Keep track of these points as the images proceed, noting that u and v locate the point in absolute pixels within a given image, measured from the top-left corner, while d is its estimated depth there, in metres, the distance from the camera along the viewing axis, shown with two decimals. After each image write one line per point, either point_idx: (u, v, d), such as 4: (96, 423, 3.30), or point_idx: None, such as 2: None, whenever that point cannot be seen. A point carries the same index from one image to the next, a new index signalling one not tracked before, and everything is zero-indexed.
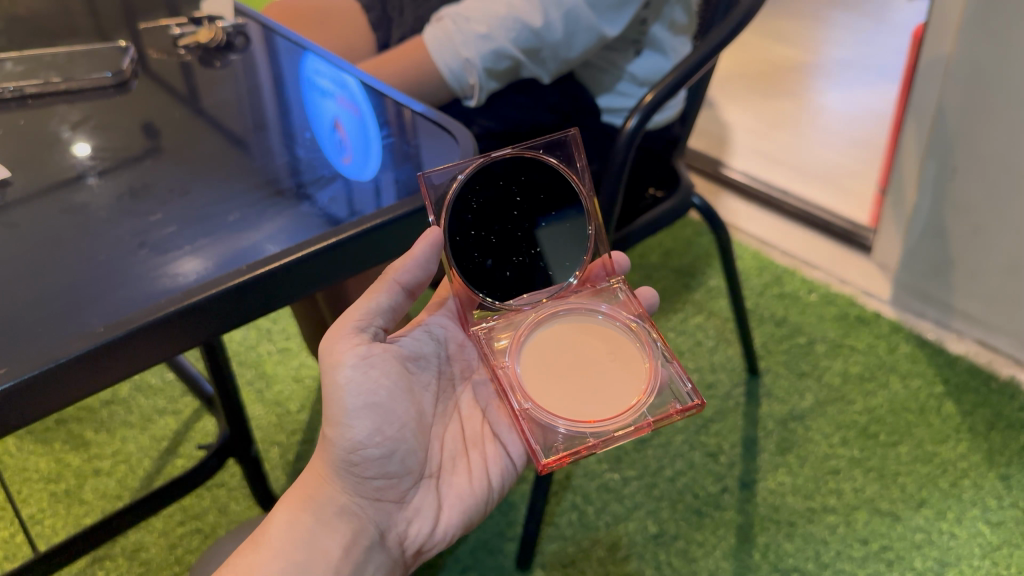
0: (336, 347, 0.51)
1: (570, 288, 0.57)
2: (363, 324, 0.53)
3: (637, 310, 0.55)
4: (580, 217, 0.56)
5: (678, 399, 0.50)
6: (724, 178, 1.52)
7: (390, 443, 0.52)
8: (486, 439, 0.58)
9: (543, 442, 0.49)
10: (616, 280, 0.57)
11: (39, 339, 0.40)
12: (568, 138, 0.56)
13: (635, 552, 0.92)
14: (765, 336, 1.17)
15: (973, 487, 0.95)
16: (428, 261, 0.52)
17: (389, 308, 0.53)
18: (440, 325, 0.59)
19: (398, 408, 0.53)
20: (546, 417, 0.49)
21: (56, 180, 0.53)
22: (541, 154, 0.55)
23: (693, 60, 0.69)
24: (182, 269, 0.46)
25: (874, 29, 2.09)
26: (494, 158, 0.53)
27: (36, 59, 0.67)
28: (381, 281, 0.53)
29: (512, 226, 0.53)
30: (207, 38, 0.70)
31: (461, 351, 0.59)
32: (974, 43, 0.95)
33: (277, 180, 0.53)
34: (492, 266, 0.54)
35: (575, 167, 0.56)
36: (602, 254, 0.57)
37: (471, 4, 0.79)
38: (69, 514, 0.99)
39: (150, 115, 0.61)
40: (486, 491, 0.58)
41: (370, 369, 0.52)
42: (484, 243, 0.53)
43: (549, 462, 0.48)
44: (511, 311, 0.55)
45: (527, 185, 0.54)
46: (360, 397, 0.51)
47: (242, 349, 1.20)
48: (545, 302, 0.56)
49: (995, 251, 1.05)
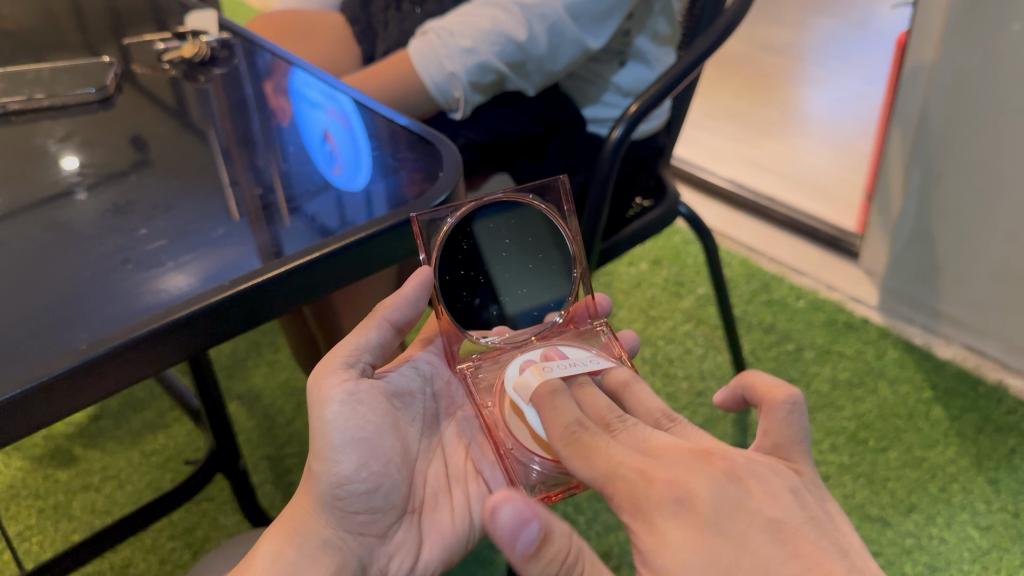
0: (323, 383, 0.51)
1: (554, 328, 0.56)
2: (351, 360, 0.52)
3: (619, 354, 0.54)
4: (566, 261, 0.56)
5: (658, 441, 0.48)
6: (711, 187, 1.53)
7: (376, 478, 0.51)
8: (470, 476, 0.58)
9: (524, 479, 0.48)
10: (599, 323, 0.57)
11: (24, 356, 0.40)
12: (556, 183, 0.55)
13: (626, 560, 0.92)
14: (754, 343, 1.18)
15: (962, 491, 0.95)
16: (417, 298, 0.52)
17: (378, 344, 0.53)
18: (426, 361, 0.60)
19: (384, 443, 0.52)
20: (526, 456, 0.48)
21: (41, 197, 0.53)
22: (530, 199, 0.54)
23: (678, 68, 0.69)
24: (167, 284, 0.45)
25: (857, 36, 2.11)
26: (484, 202, 0.52)
27: (20, 76, 0.67)
28: (370, 318, 0.53)
29: (500, 267, 0.53)
30: (190, 52, 0.70)
31: (447, 389, 0.60)
32: (956, 50, 0.96)
33: (265, 195, 0.53)
34: (479, 305, 0.53)
35: (562, 211, 0.55)
36: (586, 295, 0.57)
37: (455, 18, 0.80)
38: (57, 531, 0.98)
39: (136, 131, 0.61)
40: (467, 529, 0.57)
41: (357, 406, 0.51)
42: (473, 282, 0.52)
43: (535, 500, 0.47)
44: (496, 348, 0.54)
45: (516, 230, 0.53)
46: (347, 433, 0.50)
47: (232, 362, 1.20)
48: (532, 342, 0.55)
49: (983, 257, 1.06)
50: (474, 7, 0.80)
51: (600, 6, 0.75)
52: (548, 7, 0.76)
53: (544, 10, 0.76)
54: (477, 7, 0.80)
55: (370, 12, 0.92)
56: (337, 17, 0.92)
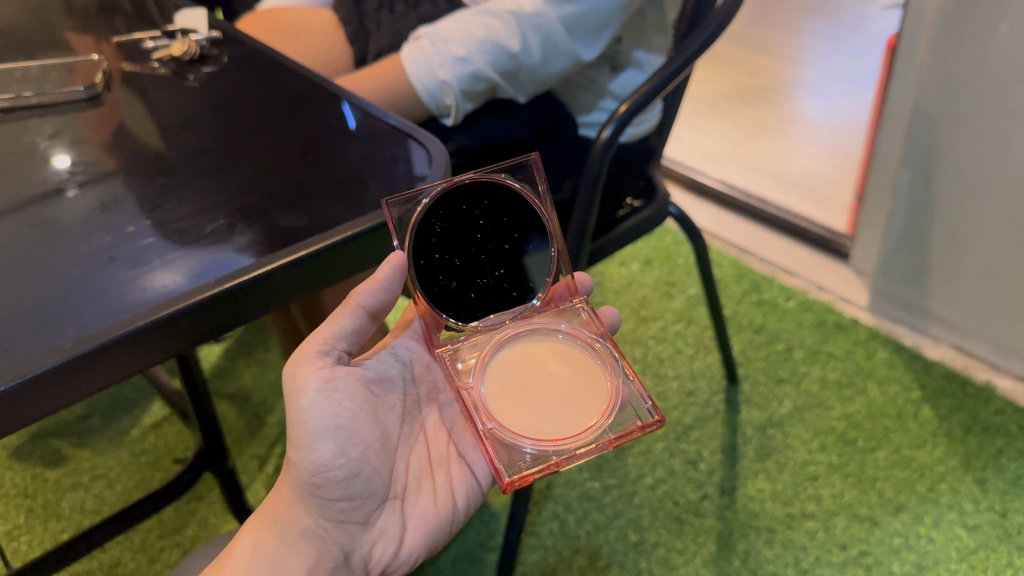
0: (298, 371, 0.51)
1: (534, 309, 0.57)
2: (326, 348, 0.52)
3: (599, 329, 0.56)
4: (544, 241, 0.56)
5: (639, 416, 0.51)
6: (702, 187, 1.53)
7: (354, 464, 0.52)
8: (452, 460, 0.58)
9: (507, 461, 0.49)
10: (579, 301, 0.58)
11: (8, 354, 0.40)
12: (529, 161, 0.55)
13: (615, 560, 0.92)
14: (744, 343, 1.18)
15: (949, 491, 0.96)
16: (391, 284, 0.52)
17: (353, 331, 0.53)
18: (405, 346, 0.60)
19: (362, 430, 0.52)
20: (510, 437, 0.50)
21: (27, 195, 0.53)
22: (504, 178, 0.54)
23: (665, 71, 0.70)
24: (152, 282, 0.45)
25: (848, 36, 2.12)
26: (456, 182, 0.52)
27: (8, 73, 0.67)
28: (344, 306, 0.53)
29: (475, 249, 0.53)
30: (179, 50, 0.70)
31: (427, 372, 0.60)
32: (945, 51, 0.97)
33: (250, 194, 0.53)
34: (456, 288, 0.54)
35: (537, 190, 0.56)
36: (565, 274, 0.58)
37: (450, 25, 0.79)
38: (45, 531, 0.98)
39: (123, 128, 0.61)
40: (451, 513, 0.57)
41: (333, 393, 0.51)
42: (448, 266, 0.53)
43: (513, 480, 0.48)
44: (476, 331, 0.56)
45: (489, 209, 0.53)
46: (323, 420, 0.51)
47: (223, 361, 1.20)
48: (508, 323, 0.56)
49: (971, 258, 1.06)
50: (469, 14, 0.80)
51: (595, 19, 0.75)
52: (544, 18, 0.76)
53: (540, 21, 0.76)
54: (471, 14, 0.79)
55: (363, 10, 0.92)
56: (330, 14, 0.92)
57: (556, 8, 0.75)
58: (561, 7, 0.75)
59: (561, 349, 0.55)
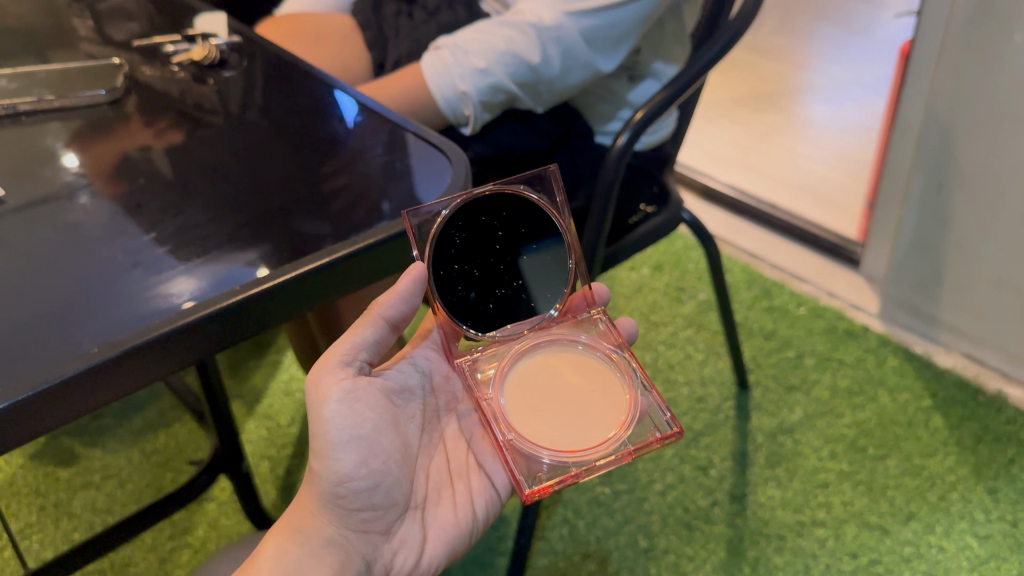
0: (321, 382, 0.51)
1: (551, 319, 0.57)
2: (347, 359, 0.53)
3: (617, 340, 0.56)
4: (562, 252, 0.56)
5: (657, 428, 0.51)
6: (713, 193, 1.53)
7: (376, 475, 0.52)
8: (471, 470, 0.58)
9: (527, 472, 0.50)
10: (598, 311, 0.58)
11: (32, 359, 0.41)
12: (547, 173, 0.55)
13: (625, 565, 0.92)
14: (755, 349, 1.18)
15: (961, 500, 0.96)
16: (412, 295, 0.53)
17: (374, 342, 0.54)
18: (424, 357, 0.60)
19: (383, 441, 0.52)
20: (530, 448, 0.50)
21: (50, 199, 0.53)
22: (523, 189, 0.54)
23: (681, 80, 0.70)
24: (175, 288, 0.46)
25: (859, 42, 2.11)
26: (476, 193, 0.52)
27: (29, 75, 0.67)
28: (366, 316, 0.53)
29: (494, 259, 0.53)
30: (201, 54, 0.70)
31: (446, 383, 0.60)
32: (960, 59, 0.97)
33: (272, 203, 0.53)
34: (475, 298, 0.54)
35: (555, 201, 0.55)
36: (583, 285, 0.58)
37: (469, 35, 0.79)
38: (58, 530, 0.99)
39: (145, 133, 0.61)
40: (471, 523, 0.58)
41: (355, 404, 0.52)
42: (467, 276, 0.53)
43: (533, 491, 0.48)
44: (494, 341, 0.55)
45: (508, 220, 0.53)
46: (346, 431, 0.51)
47: (234, 362, 1.20)
48: (527, 333, 0.56)
49: (985, 267, 1.06)
50: (489, 23, 0.79)
51: (614, 32, 0.75)
52: (564, 30, 0.76)
53: (560, 33, 0.76)
54: (492, 24, 0.79)
55: (380, 16, 0.92)
56: (348, 20, 0.93)
57: (576, 19, 0.75)
58: (581, 19, 0.75)
59: (578, 360, 0.55)
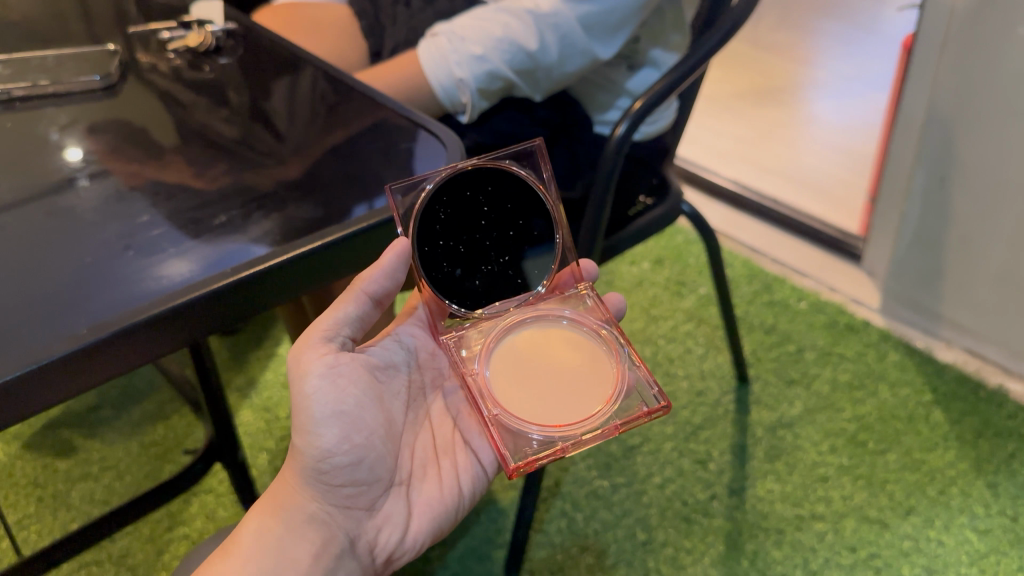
0: (303, 357, 0.51)
1: (538, 296, 0.57)
2: (330, 334, 0.52)
3: (604, 315, 0.56)
4: (548, 228, 0.56)
5: (645, 402, 0.50)
6: (714, 188, 1.52)
7: (358, 450, 0.51)
8: (457, 447, 0.58)
9: (512, 447, 0.49)
10: (584, 287, 0.58)
11: (23, 340, 0.40)
12: (533, 148, 0.55)
13: (623, 559, 0.92)
14: (755, 343, 1.17)
15: (961, 494, 0.95)
16: (396, 271, 0.51)
17: (357, 318, 0.53)
18: (409, 334, 0.60)
19: (367, 416, 0.52)
20: (515, 423, 0.49)
21: (44, 183, 0.53)
22: (509, 165, 0.54)
23: (681, 69, 0.69)
24: (168, 270, 0.45)
25: (863, 37, 2.10)
26: (461, 168, 0.52)
27: (25, 62, 0.67)
28: (349, 291, 0.53)
29: (480, 235, 0.53)
30: (195, 41, 0.70)
31: (431, 360, 0.60)
32: (963, 52, 0.96)
33: (266, 187, 0.53)
34: (460, 275, 0.53)
35: (542, 177, 0.55)
36: (570, 262, 0.58)
37: (466, 22, 0.78)
38: (56, 520, 0.99)
39: (140, 118, 0.61)
40: (457, 499, 0.57)
41: (338, 379, 0.51)
42: (452, 253, 0.53)
43: (518, 466, 0.48)
44: (480, 318, 0.55)
45: (494, 195, 0.53)
46: (328, 406, 0.50)
47: (233, 355, 1.20)
48: (512, 310, 0.56)
49: (986, 261, 1.05)
50: (486, 10, 0.79)
51: (612, 18, 0.75)
52: (561, 17, 0.75)
53: (557, 19, 0.75)
54: (489, 11, 0.78)
55: (377, 6, 0.92)
56: (345, 9, 0.92)
57: (574, 6, 0.75)
58: (578, 6, 0.75)
59: (566, 336, 0.55)
